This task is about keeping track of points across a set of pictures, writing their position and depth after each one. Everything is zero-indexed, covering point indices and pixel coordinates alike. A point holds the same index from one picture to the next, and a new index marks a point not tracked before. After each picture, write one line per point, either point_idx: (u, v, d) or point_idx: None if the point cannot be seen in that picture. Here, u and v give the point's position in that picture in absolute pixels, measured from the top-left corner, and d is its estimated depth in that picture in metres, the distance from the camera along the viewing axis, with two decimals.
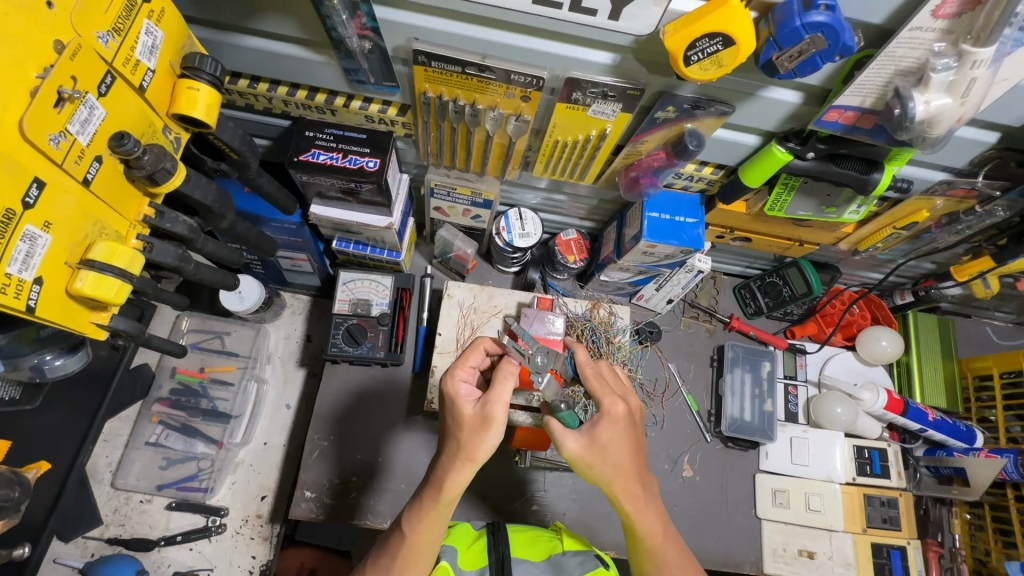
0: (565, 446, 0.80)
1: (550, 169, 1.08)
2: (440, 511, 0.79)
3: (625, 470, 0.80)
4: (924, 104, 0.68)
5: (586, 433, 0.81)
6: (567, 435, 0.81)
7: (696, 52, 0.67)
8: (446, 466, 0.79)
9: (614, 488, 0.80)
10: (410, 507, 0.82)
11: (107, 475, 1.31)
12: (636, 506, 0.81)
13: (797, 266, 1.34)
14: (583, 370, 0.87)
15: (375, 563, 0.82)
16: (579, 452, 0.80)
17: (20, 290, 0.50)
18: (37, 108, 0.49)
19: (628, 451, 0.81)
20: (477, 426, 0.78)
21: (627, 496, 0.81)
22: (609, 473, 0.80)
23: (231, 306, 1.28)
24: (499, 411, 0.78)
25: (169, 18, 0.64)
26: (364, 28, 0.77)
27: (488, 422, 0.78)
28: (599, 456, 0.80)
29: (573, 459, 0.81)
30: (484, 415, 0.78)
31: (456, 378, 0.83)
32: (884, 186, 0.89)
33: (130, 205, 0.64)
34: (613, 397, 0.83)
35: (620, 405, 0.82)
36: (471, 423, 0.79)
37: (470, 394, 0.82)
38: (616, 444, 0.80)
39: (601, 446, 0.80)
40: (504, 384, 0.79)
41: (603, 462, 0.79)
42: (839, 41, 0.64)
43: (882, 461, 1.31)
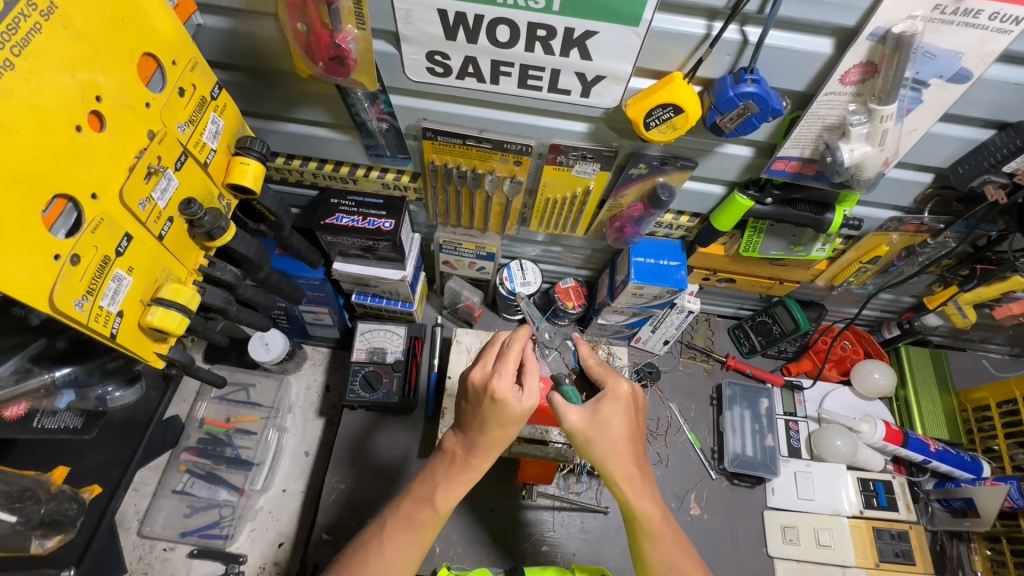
0: (568, 418, 0.87)
1: (545, 223, 1.22)
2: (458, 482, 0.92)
3: (622, 446, 0.88)
4: (849, 152, 0.81)
5: (589, 408, 0.89)
6: (569, 409, 0.88)
7: (653, 119, 0.82)
8: (483, 452, 0.91)
9: (613, 464, 0.88)
10: (443, 483, 0.92)
11: (134, 524, 1.37)
12: (634, 488, 0.89)
13: (783, 305, 1.42)
14: (585, 361, 0.96)
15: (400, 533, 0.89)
16: (580, 424, 0.87)
17: (108, 320, 0.62)
18: (133, 180, 0.64)
19: (626, 428, 0.89)
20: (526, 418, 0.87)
21: (625, 475, 0.89)
22: (605, 446, 0.88)
23: (259, 357, 1.40)
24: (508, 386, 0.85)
25: (230, 110, 0.82)
26: (381, 112, 0.94)
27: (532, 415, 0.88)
28: (598, 429, 0.88)
29: (575, 432, 0.88)
30: (512, 402, 0.85)
31: (499, 375, 0.85)
32: (839, 225, 1.00)
33: (190, 256, 0.77)
34: (617, 378, 0.92)
35: (624, 386, 0.91)
36: (521, 416, 0.86)
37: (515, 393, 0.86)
38: (616, 418, 0.88)
39: (601, 419, 0.88)
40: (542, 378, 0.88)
41: (605, 435, 0.88)
42: (769, 106, 0.77)
43: (888, 493, 1.32)
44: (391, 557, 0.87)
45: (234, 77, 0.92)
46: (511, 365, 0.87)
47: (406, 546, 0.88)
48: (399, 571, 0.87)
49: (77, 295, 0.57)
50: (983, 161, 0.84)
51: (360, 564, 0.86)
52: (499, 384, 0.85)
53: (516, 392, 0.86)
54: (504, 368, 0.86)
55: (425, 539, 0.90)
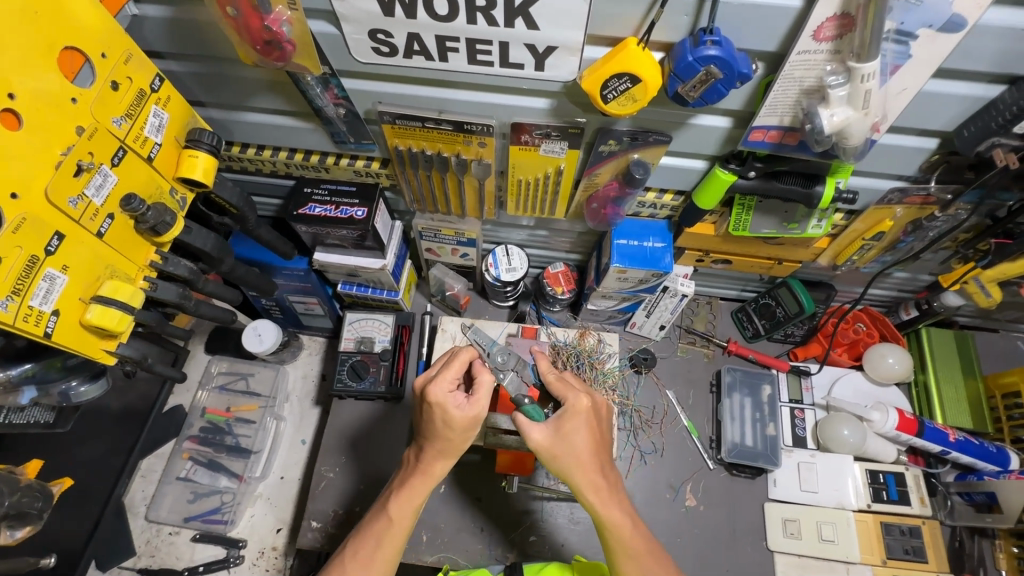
0: (532, 437, 0.89)
1: (523, 206, 1.17)
2: (412, 492, 0.95)
3: (587, 460, 0.90)
4: (829, 118, 0.72)
5: (551, 425, 0.90)
6: (533, 427, 0.90)
7: (610, 90, 0.76)
8: (432, 459, 0.95)
9: (577, 477, 0.90)
10: (396, 493, 0.96)
11: (142, 508, 1.42)
12: (602, 498, 0.91)
13: (786, 286, 1.34)
14: (546, 377, 0.96)
15: (356, 548, 0.93)
16: (543, 441, 0.89)
17: (40, 319, 0.62)
18: (59, 178, 0.63)
19: (589, 443, 0.90)
20: (469, 425, 0.90)
21: (591, 487, 0.91)
22: (568, 461, 0.90)
23: (251, 347, 1.42)
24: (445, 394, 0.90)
25: (175, 102, 0.81)
26: (337, 97, 0.92)
27: (476, 422, 0.91)
28: (560, 445, 0.89)
29: (540, 449, 0.90)
30: (452, 410, 0.89)
31: (439, 383, 0.91)
32: (831, 199, 0.92)
33: (138, 252, 0.77)
34: (577, 393, 0.92)
35: (582, 400, 0.91)
36: (463, 424, 0.90)
37: (457, 400, 0.90)
38: (578, 433, 0.89)
39: (563, 436, 0.90)
40: (483, 385, 0.90)
41: (566, 450, 0.89)
42: (734, 70, 0.70)
43: (899, 486, 1.23)
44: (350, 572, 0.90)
45: (189, 68, 0.91)
46: (453, 376, 0.92)
47: (370, 561, 0.92)
48: None
49: None
50: (991, 121, 0.74)
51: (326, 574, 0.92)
52: (436, 389, 0.90)
53: (454, 398, 0.90)
54: (445, 375, 0.92)
55: (388, 553, 0.93)
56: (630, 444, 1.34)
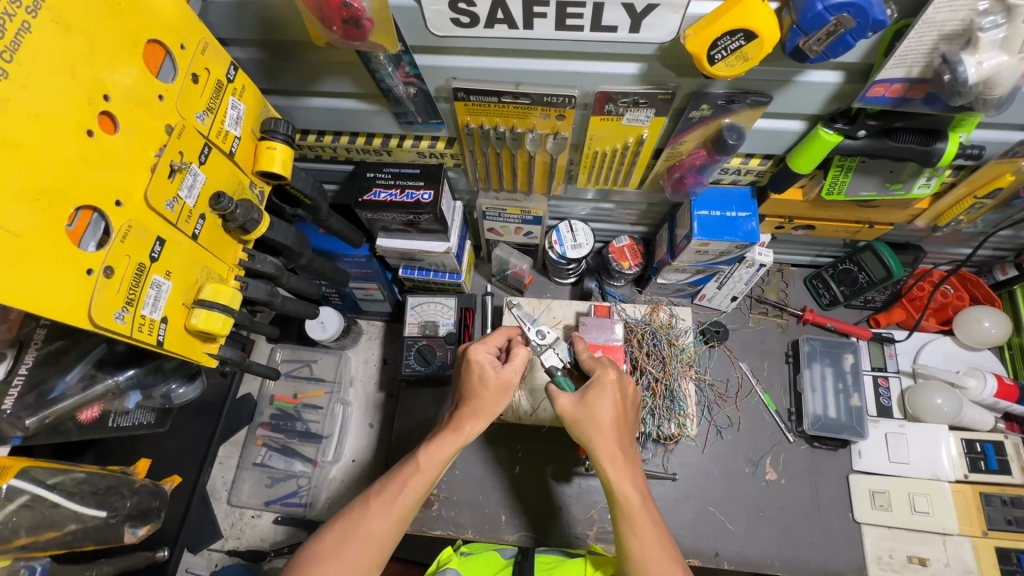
0: (557, 401, 0.94)
1: (595, 180, 1.11)
2: (444, 446, 0.94)
3: (608, 430, 0.90)
4: (976, 66, 0.64)
5: (577, 394, 0.93)
6: (560, 395, 0.94)
7: (719, 50, 0.69)
8: (466, 419, 0.96)
9: (595, 445, 0.90)
10: (426, 443, 0.95)
11: (223, 493, 1.47)
12: (616, 470, 0.89)
13: (871, 250, 1.25)
14: (579, 352, 1.02)
15: (378, 493, 0.90)
16: (568, 407, 0.92)
17: (152, 328, 0.61)
18: (156, 181, 0.61)
19: (609, 414, 0.91)
20: (501, 387, 0.96)
21: (608, 457, 0.90)
22: (588, 427, 0.91)
23: (316, 335, 1.42)
24: (482, 355, 0.98)
25: (249, 92, 0.77)
26: (408, 76, 0.86)
27: (509, 385, 0.97)
28: (582, 411, 0.91)
29: (563, 415, 0.93)
30: (490, 370, 0.96)
31: (478, 348, 0.99)
32: (952, 156, 0.84)
33: (228, 251, 0.75)
34: (606, 367, 0.95)
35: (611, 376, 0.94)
36: (495, 384, 0.96)
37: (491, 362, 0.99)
38: (601, 401, 0.91)
39: (585, 401, 0.91)
40: (520, 354, 0.98)
41: (585, 414, 0.91)
42: (869, 17, 0.63)
43: (999, 456, 1.17)
44: (372, 515, 0.87)
45: (253, 54, 0.86)
46: (491, 344, 1.02)
47: (388, 508, 0.88)
48: (379, 532, 0.86)
49: (116, 307, 0.56)
50: None
51: (343, 519, 0.88)
52: (477, 351, 0.98)
53: (490, 359, 0.98)
54: (485, 343, 1.01)
55: (403, 507, 0.89)
56: (705, 419, 1.31)
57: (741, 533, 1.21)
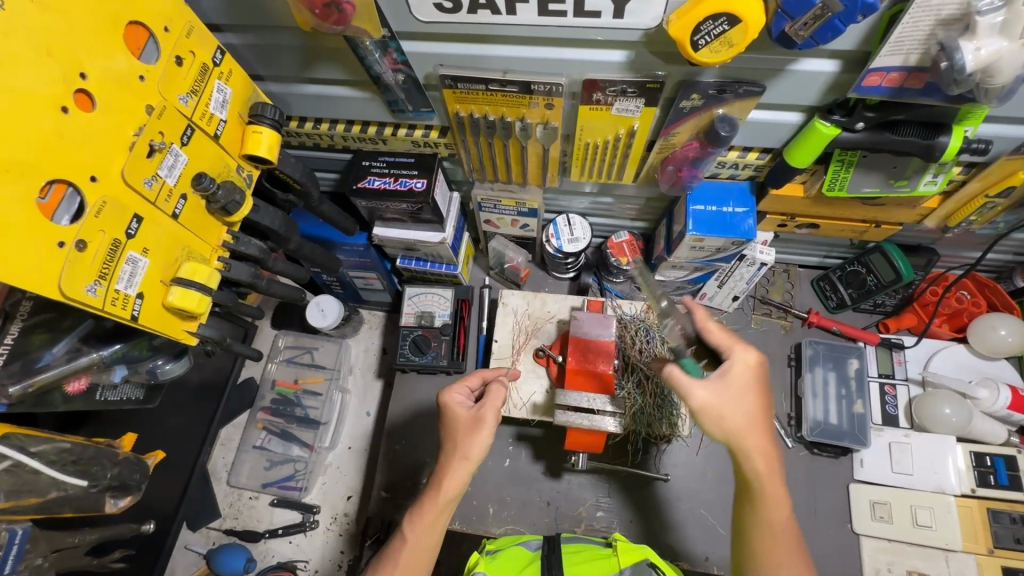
0: (694, 396, 0.81)
1: (589, 172, 1.10)
2: (430, 511, 0.91)
3: (758, 422, 0.82)
4: (974, 53, 0.61)
5: (714, 384, 0.81)
6: (694, 387, 0.81)
7: (702, 35, 0.67)
8: (444, 472, 0.92)
9: (739, 441, 0.81)
10: (410, 513, 0.93)
11: (223, 474, 1.50)
12: (767, 459, 0.82)
13: (880, 251, 1.21)
14: (703, 324, 0.87)
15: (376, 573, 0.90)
16: (707, 401, 0.81)
17: (126, 302, 0.62)
18: (134, 160, 0.62)
19: (758, 403, 0.82)
20: (471, 426, 0.92)
21: (757, 450, 0.81)
22: (738, 423, 0.81)
23: (315, 322, 1.44)
24: (455, 399, 0.96)
25: (236, 76, 0.78)
26: (396, 62, 0.87)
27: (480, 423, 0.92)
28: (726, 408, 0.81)
29: (700, 408, 0.81)
30: (460, 411, 0.94)
31: (451, 390, 0.98)
32: (956, 151, 0.80)
33: (211, 232, 0.77)
34: (743, 346, 0.84)
35: (749, 352, 0.83)
36: (465, 424, 0.93)
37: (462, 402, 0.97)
38: (746, 393, 0.82)
39: (727, 394, 0.81)
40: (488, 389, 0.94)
41: (739, 414, 0.81)
42: (858, 0, 0.60)
43: (1010, 471, 1.12)
44: None
45: (247, 40, 0.88)
46: (465, 385, 0.99)
47: None
48: None
49: (87, 280, 0.57)
50: None
51: None
52: (449, 397, 0.97)
53: (461, 400, 0.97)
54: (456, 386, 0.99)
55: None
56: (701, 420, 1.28)
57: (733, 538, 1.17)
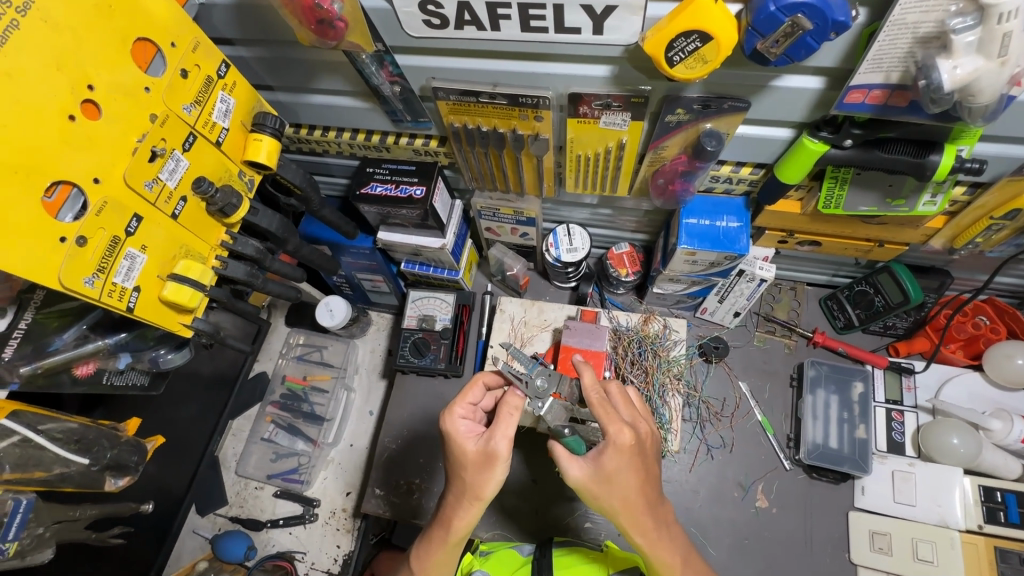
0: (570, 474, 0.83)
1: (583, 183, 1.11)
2: (437, 550, 0.89)
3: (634, 502, 0.83)
4: (950, 72, 0.59)
5: (591, 461, 0.82)
6: (571, 463, 0.83)
7: (676, 52, 0.68)
8: (454, 509, 0.87)
9: (622, 518, 0.84)
10: (418, 546, 0.93)
11: (232, 464, 1.57)
12: (650, 539, 0.85)
13: (888, 272, 1.17)
14: (588, 396, 0.85)
15: None
16: (584, 478, 0.82)
17: (123, 294, 0.68)
18: (136, 163, 0.68)
19: (635, 481, 0.82)
20: (482, 463, 0.83)
21: (639, 528, 0.85)
22: (613, 501, 0.83)
23: (324, 321, 1.49)
24: (458, 426, 0.87)
25: (241, 87, 0.84)
26: (392, 75, 0.91)
27: (493, 458, 0.82)
28: (600, 485, 0.82)
29: (576, 484, 0.83)
30: (469, 447, 0.85)
31: (454, 417, 0.89)
32: (949, 170, 0.77)
33: (210, 233, 0.83)
34: (618, 424, 0.81)
35: (625, 433, 0.81)
36: (475, 461, 0.84)
37: (468, 432, 0.87)
38: (623, 475, 0.81)
39: (603, 474, 0.81)
40: (498, 421, 0.83)
41: (619, 492, 0.82)
42: (828, 18, 0.60)
43: (1022, 509, 1.04)
44: None
45: (257, 54, 0.94)
46: (465, 406, 0.91)
47: None
48: None
49: (86, 273, 0.63)
50: None
51: None
52: (449, 422, 0.88)
53: (467, 430, 0.87)
54: (457, 405, 0.91)
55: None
56: (696, 436, 1.26)
57: (722, 559, 1.15)
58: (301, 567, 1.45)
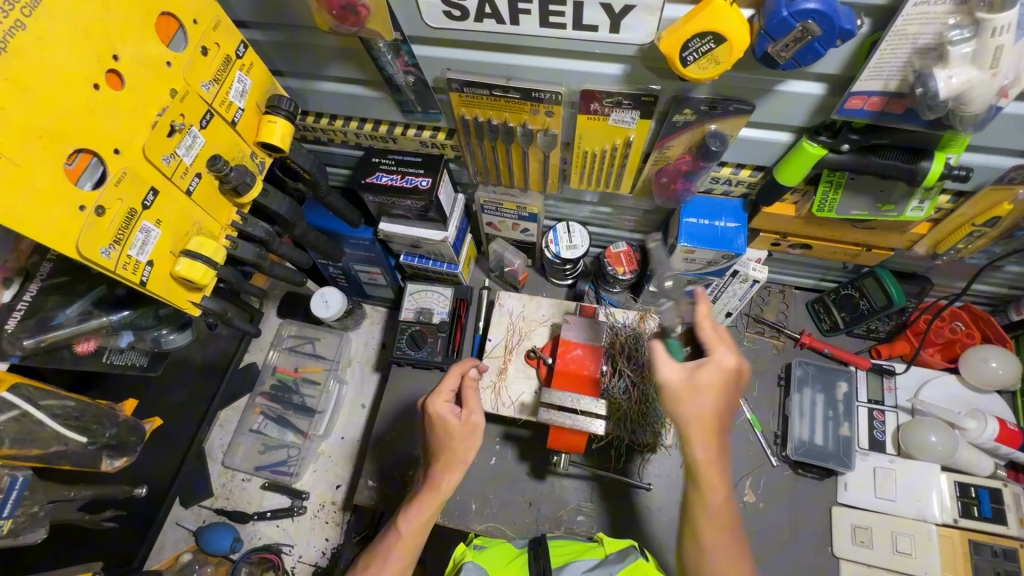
0: (662, 372, 0.87)
1: (587, 180, 1.13)
2: (425, 508, 0.90)
3: (706, 413, 0.84)
4: (946, 80, 0.64)
5: (689, 368, 0.86)
6: (667, 364, 0.87)
7: (689, 52, 0.71)
8: (436, 474, 0.91)
9: (690, 425, 0.84)
10: (402, 511, 0.93)
11: (219, 455, 1.54)
12: (709, 455, 0.84)
13: (873, 276, 1.22)
14: (699, 322, 0.90)
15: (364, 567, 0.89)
16: (675, 380, 0.86)
17: (137, 268, 0.67)
18: (155, 137, 0.68)
19: (717, 398, 0.84)
20: (468, 433, 0.91)
21: (705, 440, 0.84)
22: (706, 408, 0.84)
23: (319, 312, 1.48)
24: (436, 405, 0.94)
25: (257, 68, 0.84)
26: (407, 65, 0.93)
27: (476, 428, 0.92)
28: (696, 390, 0.84)
29: (664, 385, 0.86)
30: (453, 420, 0.91)
31: (435, 398, 0.94)
32: (938, 176, 0.82)
33: (222, 212, 0.83)
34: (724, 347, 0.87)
35: (727, 356, 0.85)
36: (461, 432, 0.91)
37: (451, 411, 0.93)
38: (713, 384, 0.84)
39: (697, 382, 0.84)
40: (476, 394, 0.94)
41: (689, 412, 0.84)
42: (835, 26, 0.64)
43: (994, 504, 1.11)
44: None
45: (271, 38, 0.94)
46: (447, 389, 0.96)
47: None
48: None
49: (103, 243, 0.62)
50: None
51: None
52: (432, 402, 0.94)
53: (449, 408, 0.93)
54: (439, 389, 0.96)
55: (397, 573, 0.89)
56: (687, 432, 1.28)
57: None
58: (288, 560, 1.43)
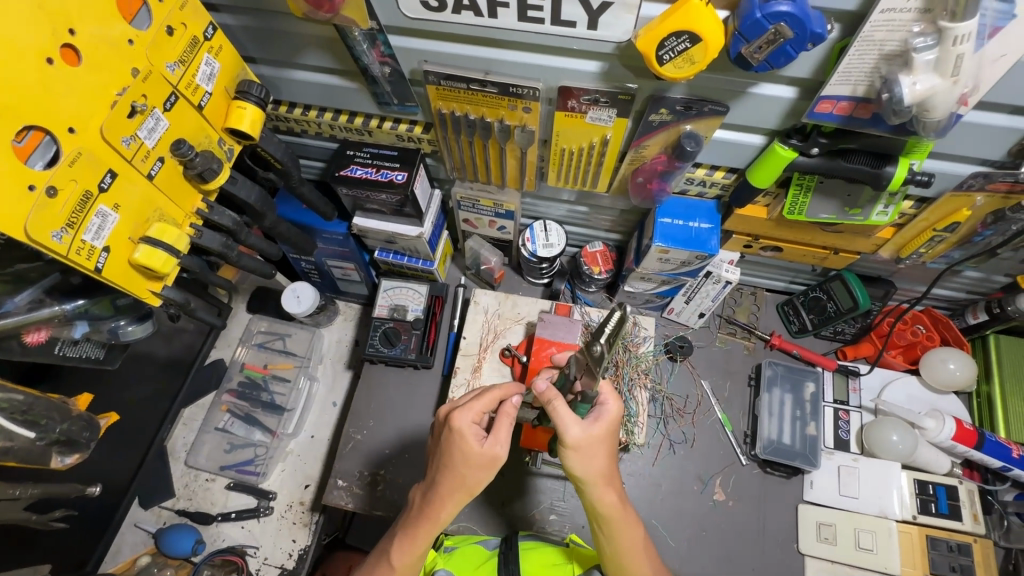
0: (569, 433, 0.82)
1: (564, 179, 1.13)
2: (422, 539, 0.88)
3: (606, 458, 0.85)
4: (910, 87, 0.66)
5: (588, 423, 0.84)
6: (571, 424, 0.82)
7: (666, 51, 0.71)
8: (440, 502, 0.87)
9: (590, 473, 0.84)
10: (398, 538, 0.90)
11: (181, 454, 1.48)
12: (608, 493, 0.86)
13: (840, 279, 1.25)
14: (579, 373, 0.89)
15: None
16: (579, 440, 0.82)
17: (92, 254, 0.64)
18: (114, 117, 0.65)
19: (609, 445, 0.86)
20: (484, 464, 0.85)
21: (608, 484, 0.86)
22: (602, 461, 0.85)
23: (289, 307, 1.44)
24: (464, 423, 0.86)
25: (226, 52, 0.82)
26: (383, 55, 0.91)
27: (495, 461, 0.85)
28: (595, 445, 0.84)
29: (568, 445, 0.82)
30: (475, 447, 0.84)
31: (465, 415, 0.86)
32: (902, 181, 0.85)
33: (186, 199, 0.80)
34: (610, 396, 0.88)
35: (609, 403, 0.86)
36: (478, 461, 0.85)
37: (476, 432, 0.86)
38: (606, 435, 0.85)
39: (598, 436, 0.84)
40: (509, 425, 0.86)
41: (590, 467, 0.84)
42: (807, 29, 0.65)
43: (950, 500, 1.16)
44: None
45: (242, 22, 0.91)
46: (478, 407, 0.88)
47: None
48: None
49: (54, 226, 0.59)
50: None
51: None
52: (459, 418, 0.86)
53: (475, 430, 0.86)
54: (471, 404, 0.88)
55: None
56: (659, 431, 1.29)
57: (681, 550, 1.19)
58: (253, 563, 1.39)
